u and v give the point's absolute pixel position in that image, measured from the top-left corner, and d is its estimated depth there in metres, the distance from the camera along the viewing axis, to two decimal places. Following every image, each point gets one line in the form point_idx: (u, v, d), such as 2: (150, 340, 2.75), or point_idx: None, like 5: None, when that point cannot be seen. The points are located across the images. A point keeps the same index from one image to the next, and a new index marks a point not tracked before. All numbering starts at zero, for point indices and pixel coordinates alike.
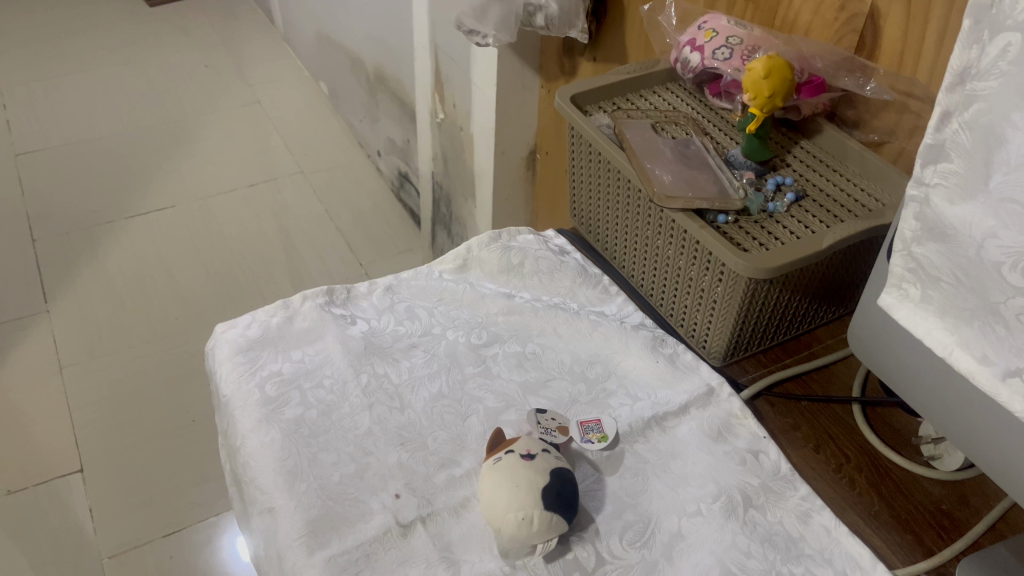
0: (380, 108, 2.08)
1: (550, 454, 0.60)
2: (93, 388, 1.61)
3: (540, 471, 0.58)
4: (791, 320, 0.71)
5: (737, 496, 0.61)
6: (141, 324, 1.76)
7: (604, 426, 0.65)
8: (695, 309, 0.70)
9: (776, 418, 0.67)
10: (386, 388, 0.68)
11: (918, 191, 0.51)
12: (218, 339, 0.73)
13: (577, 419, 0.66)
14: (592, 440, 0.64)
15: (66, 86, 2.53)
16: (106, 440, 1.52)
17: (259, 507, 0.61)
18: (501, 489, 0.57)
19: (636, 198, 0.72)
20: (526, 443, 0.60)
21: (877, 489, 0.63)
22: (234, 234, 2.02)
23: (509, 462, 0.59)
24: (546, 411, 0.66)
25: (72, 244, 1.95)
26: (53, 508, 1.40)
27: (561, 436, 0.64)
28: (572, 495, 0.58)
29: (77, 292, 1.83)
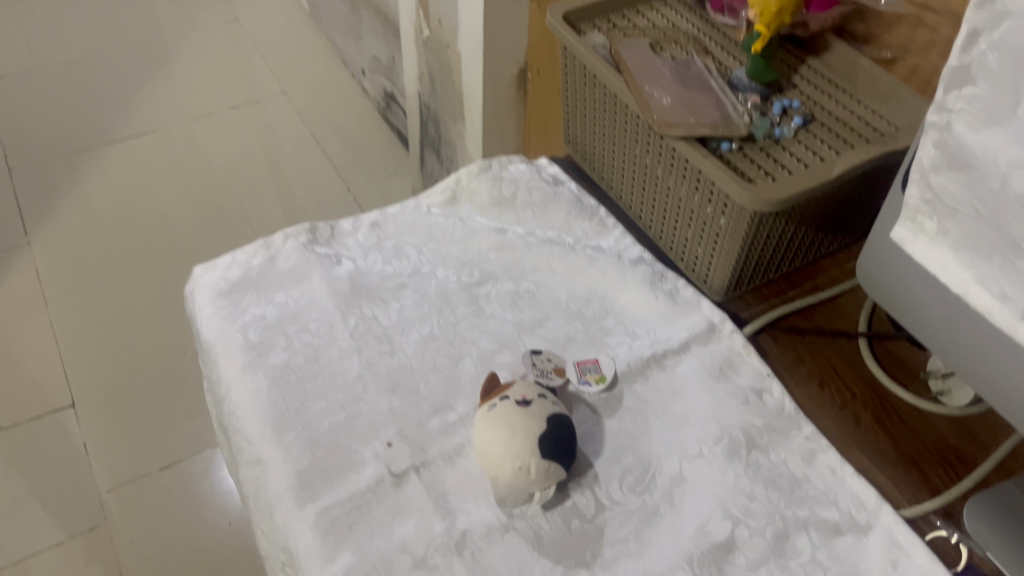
0: (363, 24, 1.99)
1: (547, 399, 0.58)
2: (82, 322, 1.59)
3: (536, 419, 0.56)
4: (796, 251, 0.68)
5: (740, 437, 0.59)
6: (127, 255, 1.72)
7: (602, 367, 0.63)
8: (696, 242, 0.67)
9: (781, 353, 0.65)
10: (375, 331, 0.65)
11: (938, 117, 0.47)
12: (197, 282, 0.69)
13: (573, 360, 0.63)
14: (589, 382, 0.62)
15: (34, 5, 2.42)
16: (97, 374, 1.50)
17: (248, 458, 0.60)
18: (497, 438, 0.55)
19: (635, 125, 0.68)
20: (522, 389, 0.58)
21: (883, 425, 0.61)
22: (218, 159, 1.96)
23: (504, 409, 0.57)
24: (542, 353, 0.63)
25: (51, 173, 1.89)
26: (46, 443, 1.38)
27: (558, 378, 0.61)
28: (570, 441, 0.56)
29: (58, 222, 1.78)
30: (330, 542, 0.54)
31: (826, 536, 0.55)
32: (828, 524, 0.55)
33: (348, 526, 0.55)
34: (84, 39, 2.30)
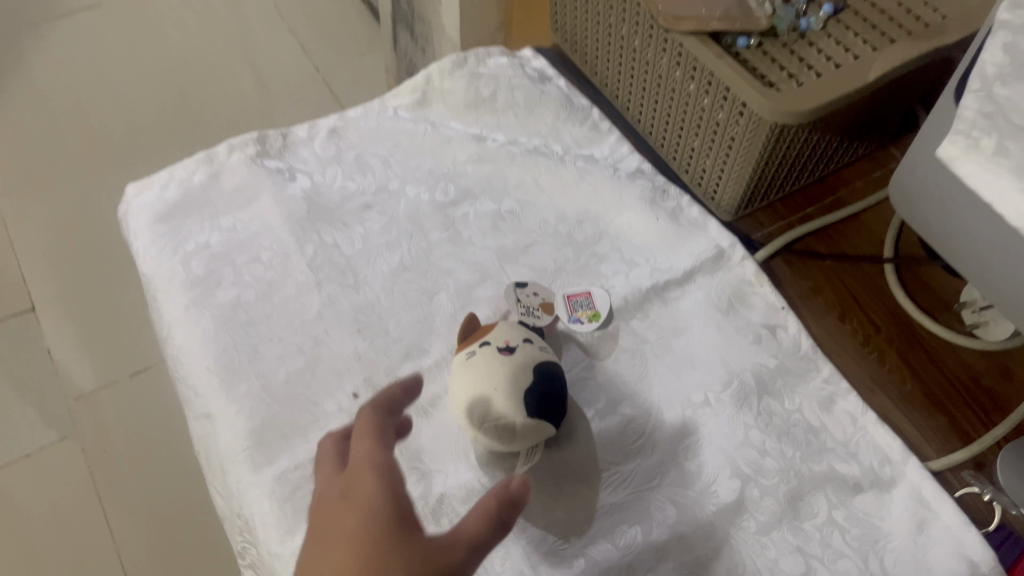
0: None
1: (533, 345, 0.50)
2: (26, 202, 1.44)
3: (522, 370, 0.48)
4: (816, 162, 0.59)
5: (750, 382, 0.52)
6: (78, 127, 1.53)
7: (596, 302, 0.55)
8: (704, 153, 0.58)
9: (795, 282, 0.57)
10: (337, 262, 0.57)
11: (1013, 17, 0.37)
12: (130, 203, 0.60)
13: (563, 293, 0.56)
14: (581, 320, 0.55)
15: None
16: (50, 253, 1.32)
17: (196, 411, 0.53)
18: (474, 392, 0.47)
19: (633, 13, 0.58)
20: (505, 334, 0.50)
21: (909, 364, 0.54)
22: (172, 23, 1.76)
23: (485, 357, 0.48)
24: (527, 286, 0.56)
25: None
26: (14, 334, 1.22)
27: (547, 317, 0.54)
28: (560, 395, 0.49)
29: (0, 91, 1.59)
30: (290, 511, 0.48)
31: (845, 494, 0.49)
32: (848, 481, 0.49)
33: (310, 492, 0.49)
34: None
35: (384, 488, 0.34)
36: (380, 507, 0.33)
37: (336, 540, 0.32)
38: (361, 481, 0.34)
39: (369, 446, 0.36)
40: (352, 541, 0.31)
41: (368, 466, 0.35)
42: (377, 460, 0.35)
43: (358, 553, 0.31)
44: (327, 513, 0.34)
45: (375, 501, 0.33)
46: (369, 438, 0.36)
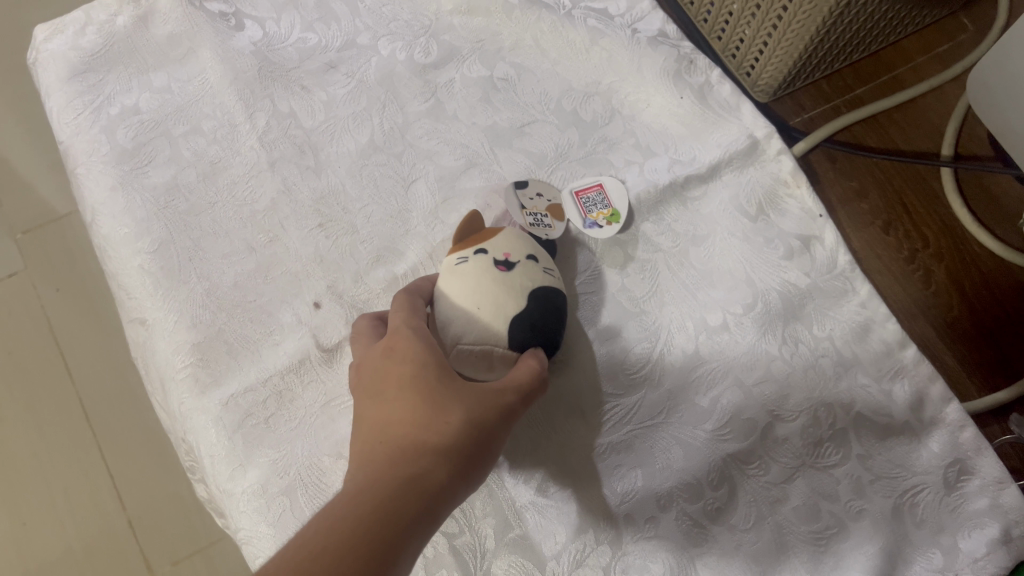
0: None
1: (538, 267, 0.38)
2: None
3: (515, 294, 0.36)
4: (875, 34, 0.49)
5: (777, 304, 0.45)
6: None
7: (612, 199, 0.47)
8: (743, 19, 0.48)
9: (836, 184, 0.50)
10: (294, 137, 0.48)
11: None
12: (40, 50, 0.50)
13: (570, 189, 0.48)
14: (598, 224, 0.47)
15: None
16: None
17: (130, 315, 0.45)
18: (452, 303, 0.36)
19: None
20: (508, 246, 0.37)
21: (958, 285, 0.47)
22: None
23: (474, 267, 0.36)
24: (529, 184, 0.46)
25: None
26: None
27: (557, 224, 0.46)
28: (556, 324, 0.37)
29: None
30: (240, 442, 0.41)
31: (874, 438, 0.43)
32: (879, 424, 0.43)
33: (263, 420, 0.42)
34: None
35: (427, 337, 0.33)
36: (427, 350, 0.32)
37: (387, 383, 0.31)
38: (404, 340, 0.33)
39: (404, 307, 0.35)
40: (407, 389, 0.30)
41: (404, 322, 0.34)
42: (414, 318, 0.34)
43: (415, 389, 0.30)
44: (371, 373, 0.32)
45: (423, 343, 0.32)
46: (406, 306, 0.35)
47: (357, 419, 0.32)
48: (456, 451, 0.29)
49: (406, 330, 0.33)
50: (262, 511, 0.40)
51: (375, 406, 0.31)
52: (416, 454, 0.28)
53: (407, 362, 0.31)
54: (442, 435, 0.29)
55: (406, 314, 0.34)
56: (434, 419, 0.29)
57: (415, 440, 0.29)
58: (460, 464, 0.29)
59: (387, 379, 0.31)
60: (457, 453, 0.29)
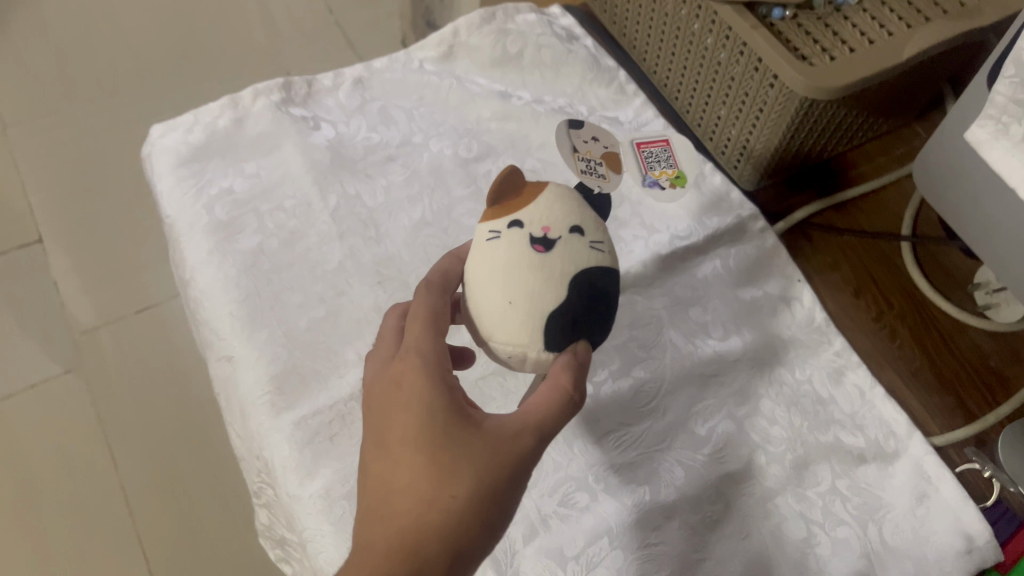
0: None
1: (583, 240, 0.37)
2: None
3: (551, 288, 0.36)
4: (841, 137, 0.59)
5: (763, 352, 0.53)
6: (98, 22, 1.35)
7: (678, 160, 0.52)
8: (729, 122, 0.59)
9: (813, 257, 0.58)
10: (359, 214, 0.58)
11: None
12: (154, 143, 0.60)
13: (635, 143, 0.51)
14: (659, 181, 0.51)
15: None
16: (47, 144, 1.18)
17: (216, 354, 0.53)
18: (484, 291, 0.36)
19: None
20: (547, 219, 0.37)
21: (920, 341, 0.55)
22: None
23: (510, 249, 0.36)
24: (584, 128, 0.46)
25: None
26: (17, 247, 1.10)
27: (613, 178, 0.45)
28: (593, 316, 0.37)
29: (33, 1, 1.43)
30: (309, 455, 0.49)
31: (848, 464, 0.50)
32: (853, 453, 0.50)
33: (330, 439, 0.49)
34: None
35: (437, 380, 0.35)
36: (437, 401, 0.34)
37: (397, 438, 0.34)
38: (414, 387, 0.35)
39: (423, 319, 0.37)
40: (414, 453, 0.33)
41: (419, 359, 0.36)
42: (429, 351, 0.36)
43: (422, 452, 0.33)
44: (384, 418, 0.35)
45: (432, 394, 0.35)
46: (424, 321, 0.37)
47: (373, 463, 0.35)
48: (456, 525, 0.32)
49: (417, 374, 0.35)
50: (325, 512, 0.47)
51: (387, 459, 0.34)
52: (418, 532, 0.32)
53: (416, 418, 0.34)
54: (442, 513, 0.32)
55: (421, 349, 0.36)
56: (442, 482, 0.33)
57: (419, 515, 0.32)
58: (463, 536, 0.32)
59: (398, 434, 0.34)
60: (458, 526, 0.32)
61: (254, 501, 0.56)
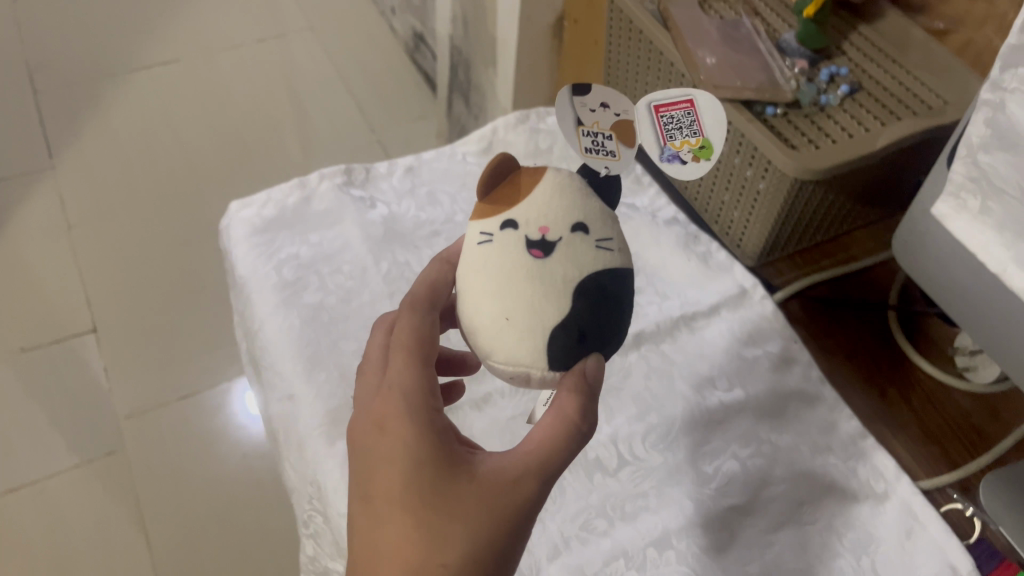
0: None
1: (586, 238, 0.40)
2: (47, 214, 1.38)
3: (548, 301, 0.39)
4: (833, 222, 0.67)
5: (764, 402, 0.60)
6: (164, 151, 1.49)
7: (704, 125, 0.44)
8: (733, 207, 0.68)
9: (808, 324, 0.65)
10: (408, 278, 0.66)
11: (993, 95, 0.46)
12: (233, 218, 0.70)
13: (652, 104, 0.44)
14: (678, 155, 0.44)
15: None
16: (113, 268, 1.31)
17: (279, 394, 0.61)
18: (484, 306, 0.40)
19: (679, 83, 0.68)
20: (544, 220, 0.40)
21: (907, 400, 0.61)
22: (230, 36, 1.71)
23: (509, 254, 0.40)
24: (591, 97, 0.45)
25: (54, 31, 1.68)
26: (68, 366, 1.19)
27: (625, 151, 0.45)
28: (591, 324, 0.39)
29: (101, 108, 1.54)
30: None
31: (843, 504, 0.56)
32: (847, 493, 0.56)
33: None
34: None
35: (420, 433, 0.39)
36: (421, 457, 0.38)
37: (387, 493, 0.38)
38: (399, 443, 0.39)
39: (405, 363, 0.41)
40: (403, 512, 0.37)
41: (402, 412, 0.40)
42: (413, 401, 0.40)
43: (411, 511, 0.37)
44: (373, 473, 0.39)
45: (417, 451, 0.38)
46: (409, 367, 0.41)
47: (364, 516, 0.39)
48: None
49: (400, 430, 0.39)
50: None
51: (378, 513, 0.38)
52: None
53: (402, 476, 0.38)
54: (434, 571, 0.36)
55: (404, 401, 0.40)
56: (432, 540, 0.36)
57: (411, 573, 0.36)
58: None
59: (387, 490, 0.38)
60: None
61: (302, 532, 0.62)
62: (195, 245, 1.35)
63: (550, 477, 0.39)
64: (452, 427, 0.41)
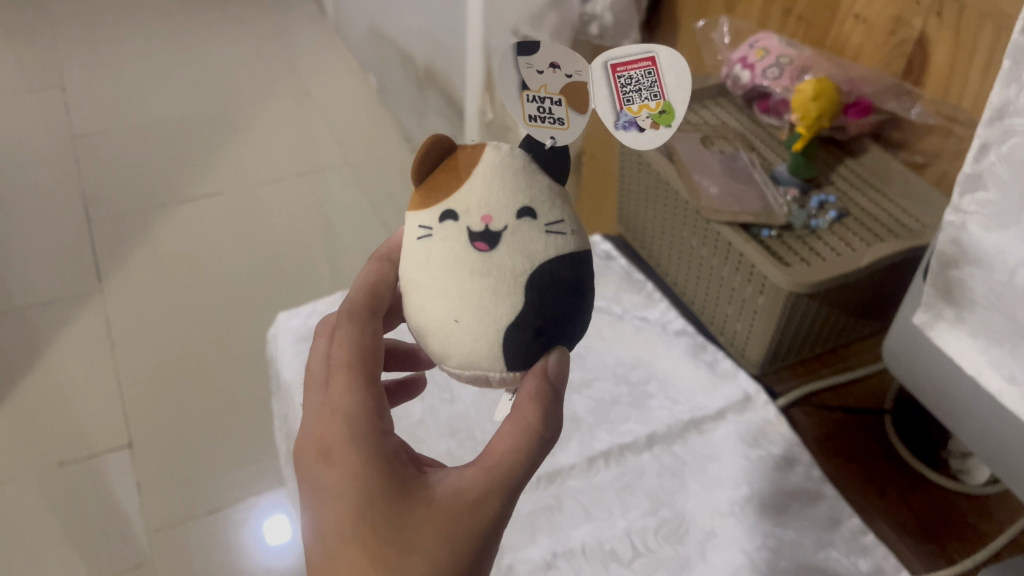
0: (385, 70, 1.90)
1: (534, 223, 0.42)
2: (93, 334, 1.44)
3: (495, 295, 0.41)
4: (830, 334, 0.73)
5: (770, 499, 0.63)
6: (206, 275, 1.57)
7: (666, 86, 0.42)
8: (736, 319, 0.75)
9: (811, 426, 0.70)
10: (438, 381, 0.77)
11: (955, 219, 0.52)
12: (281, 327, 0.78)
13: (610, 64, 0.42)
14: (638, 120, 0.43)
15: (99, 10, 2.41)
16: (150, 386, 1.36)
17: None
18: (434, 307, 0.42)
19: (684, 210, 0.76)
20: (487, 210, 0.41)
21: (906, 499, 0.64)
22: (273, 171, 1.84)
23: (453, 249, 0.41)
24: (539, 55, 0.43)
25: (112, 168, 1.81)
26: (99, 483, 1.21)
27: (575, 116, 0.44)
28: (545, 315, 0.42)
29: (150, 237, 1.65)
30: None
31: None
32: None
33: None
34: (127, 50, 2.23)
35: (365, 454, 0.41)
36: (369, 479, 0.41)
37: (339, 514, 0.40)
38: (345, 466, 0.41)
39: (348, 385, 0.44)
40: (358, 531, 0.40)
41: (346, 436, 0.42)
42: (354, 422, 0.42)
43: (366, 529, 0.40)
44: (325, 495, 0.41)
45: (364, 472, 0.41)
46: (351, 389, 0.44)
47: (321, 536, 0.41)
48: None
49: (345, 454, 0.41)
50: None
51: (334, 534, 0.41)
52: None
53: (353, 498, 0.40)
54: None
55: (346, 425, 0.42)
56: (391, 554, 0.39)
57: None
58: None
59: (340, 512, 0.41)
60: None
61: None
62: (231, 366, 1.40)
63: (505, 493, 0.41)
64: (399, 451, 0.43)
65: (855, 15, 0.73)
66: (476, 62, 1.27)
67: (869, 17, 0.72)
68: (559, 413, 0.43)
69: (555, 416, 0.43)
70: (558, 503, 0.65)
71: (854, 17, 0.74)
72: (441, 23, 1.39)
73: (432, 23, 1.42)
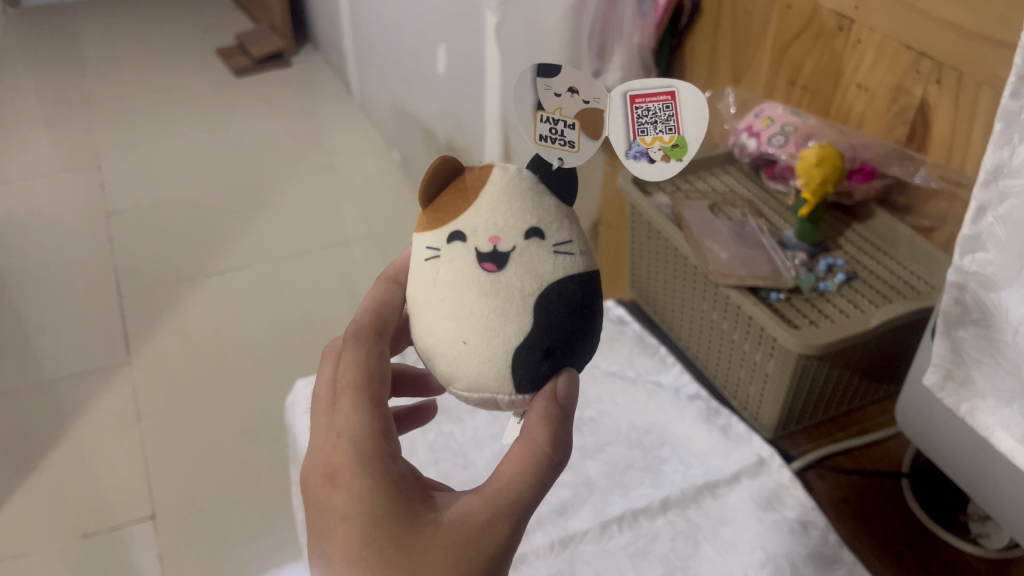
0: (408, 144, 1.96)
1: (542, 243, 0.43)
2: (120, 405, 1.47)
3: (503, 316, 0.42)
4: (844, 396, 0.73)
5: (784, 563, 0.64)
6: (231, 345, 1.60)
7: (683, 122, 0.45)
8: (749, 383, 0.75)
9: (826, 489, 0.70)
10: (452, 446, 0.78)
11: (958, 278, 0.52)
12: (298, 394, 0.80)
13: (629, 95, 0.45)
14: (649, 151, 0.45)
15: (135, 92, 2.52)
16: (173, 455, 1.37)
17: None
18: (442, 329, 0.43)
19: (694, 274, 0.78)
20: (495, 230, 0.43)
21: (924, 564, 0.63)
22: (298, 243, 1.88)
23: (462, 269, 0.43)
24: (561, 79, 0.45)
25: (143, 242, 1.87)
26: (116, 555, 1.21)
27: (586, 141, 0.46)
28: (555, 340, 0.43)
29: (177, 308, 1.69)
30: None
31: None
32: None
33: None
34: (162, 130, 2.32)
35: (369, 478, 0.42)
36: (376, 504, 0.42)
37: (348, 538, 0.42)
38: (351, 490, 0.42)
39: (352, 410, 0.45)
40: (367, 554, 0.41)
41: (350, 460, 0.43)
42: (357, 446, 0.43)
43: (375, 553, 0.41)
44: (333, 518, 0.43)
45: (369, 497, 0.42)
46: (356, 413, 0.45)
47: (331, 558, 0.43)
48: None
49: (350, 478, 0.42)
50: None
51: (344, 556, 0.42)
52: None
53: (360, 524, 0.41)
54: None
55: (349, 450, 0.43)
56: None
57: None
58: None
59: (348, 536, 0.42)
60: None
61: None
62: (254, 437, 1.41)
63: (514, 516, 0.42)
64: (406, 474, 0.44)
65: (858, 84, 0.75)
66: (494, 134, 1.31)
67: (871, 85, 0.74)
68: (568, 437, 0.44)
69: (564, 438, 0.43)
70: (571, 569, 0.66)
71: (857, 86, 0.75)
72: (459, 97, 1.43)
73: (452, 98, 1.47)
